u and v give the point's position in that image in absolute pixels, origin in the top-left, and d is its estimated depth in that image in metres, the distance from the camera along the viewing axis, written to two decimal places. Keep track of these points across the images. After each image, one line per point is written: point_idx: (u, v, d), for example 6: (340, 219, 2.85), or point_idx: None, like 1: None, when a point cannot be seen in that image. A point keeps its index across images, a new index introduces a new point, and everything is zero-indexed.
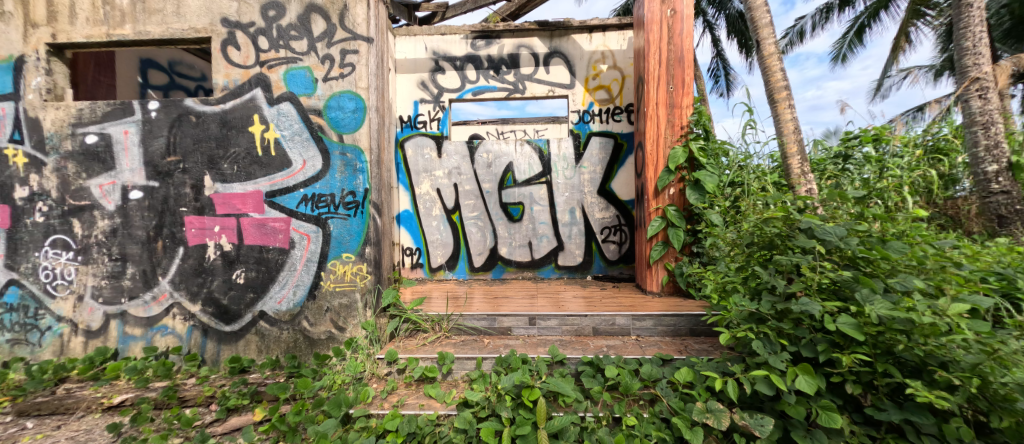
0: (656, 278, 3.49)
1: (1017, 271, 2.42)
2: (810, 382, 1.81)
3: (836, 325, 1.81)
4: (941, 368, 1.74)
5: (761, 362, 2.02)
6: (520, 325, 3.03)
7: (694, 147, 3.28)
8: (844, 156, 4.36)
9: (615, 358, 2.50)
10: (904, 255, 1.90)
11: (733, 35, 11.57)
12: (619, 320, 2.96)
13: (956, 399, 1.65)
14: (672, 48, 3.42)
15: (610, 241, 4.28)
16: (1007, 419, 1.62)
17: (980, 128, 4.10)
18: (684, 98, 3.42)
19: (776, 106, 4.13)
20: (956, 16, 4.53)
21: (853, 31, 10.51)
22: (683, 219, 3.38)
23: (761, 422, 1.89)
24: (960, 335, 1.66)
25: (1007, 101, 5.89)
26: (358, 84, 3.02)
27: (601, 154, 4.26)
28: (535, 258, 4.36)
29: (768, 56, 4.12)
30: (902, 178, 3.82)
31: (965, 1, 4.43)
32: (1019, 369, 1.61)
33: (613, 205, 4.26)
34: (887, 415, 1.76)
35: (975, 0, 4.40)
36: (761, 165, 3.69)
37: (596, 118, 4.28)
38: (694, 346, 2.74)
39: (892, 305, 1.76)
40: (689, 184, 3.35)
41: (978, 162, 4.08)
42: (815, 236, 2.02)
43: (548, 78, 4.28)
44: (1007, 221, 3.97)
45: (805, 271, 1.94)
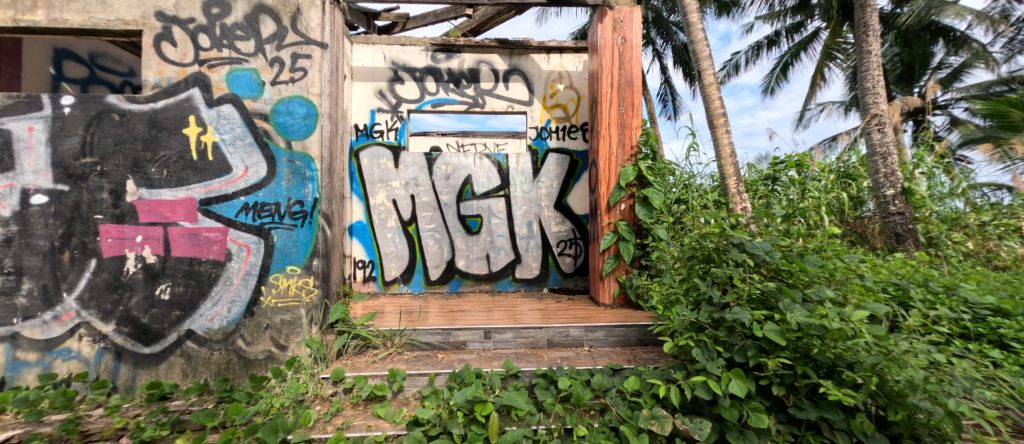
0: (609, 290, 3.61)
1: (909, 281, 2.81)
2: (741, 386, 1.95)
3: (763, 332, 1.97)
4: (848, 368, 1.94)
5: (700, 368, 2.15)
6: (474, 339, 3.00)
7: (643, 166, 3.49)
8: (772, 178, 4.84)
9: (567, 369, 2.55)
10: (818, 268, 2.12)
11: (679, 65, 12.52)
12: (572, 332, 3.03)
13: (860, 396, 1.84)
14: (623, 73, 3.64)
15: (566, 254, 4.39)
16: (900, 412, 1.82)
17: (879, 158, 4.70)
18: (634, 120, 3.63)
19: (715, 131, 4.51)
20: (859, 60, 5.21)
21: (779, 67, 11.76)
22: (633, 233, 3.55)
23: (699, 426, 1.99)
24: (862, 338, 1.86)
25: (901, 135, 6.85)
26: (310, 90, 2.93)
27: (558, 170, 4.39)
28: (492, 270, 4.37)
29: (709, 85, 4.50)
30: (820, 199, 4.38)
31: (865, 48, 5.11)
32: (910, 368, 1.82)
33: (568, 219, 4.39)
34: (806, 413, 1.93)
35: (873, 48, 5.08)
36: (704, 185, 4.00)
37: (553, 135, 4.41)
38: (642, 355, 2.86)
39: (809, 313, 1.95)
40: (638, 200, 3.53)
41: (880, 186, 4.66)
42: (746, 250, 2.22)
43: (507, 94, 4.38)
44: (903, 238, 4.46)
45: (737, 282, 2.13)
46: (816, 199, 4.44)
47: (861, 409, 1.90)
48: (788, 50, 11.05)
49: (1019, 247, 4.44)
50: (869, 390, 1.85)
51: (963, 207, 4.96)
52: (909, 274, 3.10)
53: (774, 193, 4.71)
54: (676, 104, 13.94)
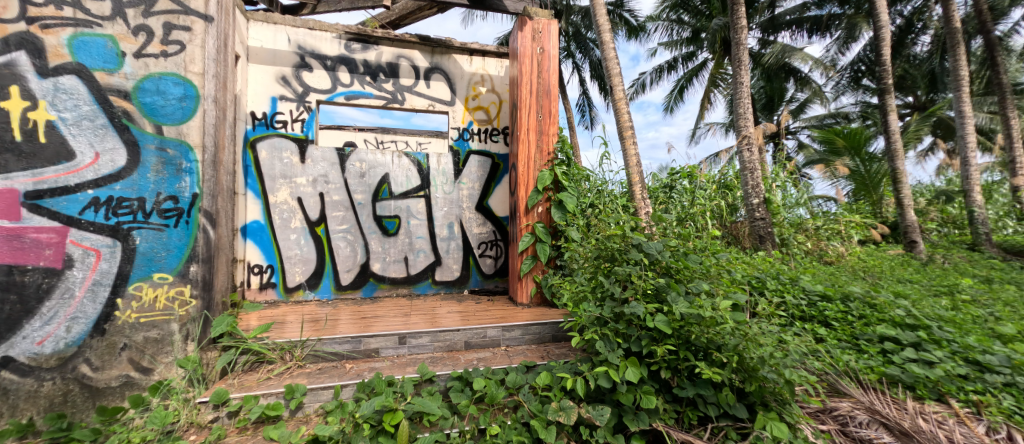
0: (526, 289, 3.71)
1: (755, 282, 3.60)
2: (635, 372, 2.15)
3: (654, 322, 2.20)
4: (717, 349, 2.23)
5: (603, 359, 2.31)
6: (388, 345, 2.87)
7: (558, 171, 3.67)
8: (670, 186, 5.39)
9: (483, 370, 2.56)
10: (698, 265, 2.43)
11: (595, 79, 13.44)
12: (490, 332, 3.05)
13: (726, 372, 2.13)
14: (540, 82, 3.78)
15: (486, 256, 4.41)
16: (752, 383, 2.15)
17: (749, 172, 5.55)
18: (550, 127, 3.79)
19: (624, 142, 4.90)
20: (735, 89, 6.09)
21: (677, 89, 13.26)
22: (549, 235, 3.69)
23: (601, 412, 2.15)
24: (726, 324, 2.16)
25: (764, 154, 8.22)
26: (189, 67, 2.57)
27: (479, 172, 4.39)
28: (410, 273, 4.21)
29: (618, 100, 4.90)
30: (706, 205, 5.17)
31: (739, 78, 5.99)
32: (762, 346, 2.13)
33: (489, 221, 4.42)
34: (686, 391, 2.20)
35: (745, 79, 5.97)
36: (614, 190, 4.38)
37: (475, 137, 4.41)
38: (555, 350, 2.99)
39: (690, 304, 2.22)
40: (554, 203, 3.70)
41: (749, 196, 5.48)
42: (643, 250, 2.47)
43: (428, 93, 4.27)
44: (765, 241, 5.28)
45: (634, 279, 2.35)
46: (703, 206, 5.17)
47: (726, 383, 2.20)
48: (683, 75, 12.50)
49: (839, 247, 5.72)
50: (732, 367, 2.14)
51: (805, 215, 6.11)
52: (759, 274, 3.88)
53: (670, 200, 5.28)
54: (591, 114, 14.93)
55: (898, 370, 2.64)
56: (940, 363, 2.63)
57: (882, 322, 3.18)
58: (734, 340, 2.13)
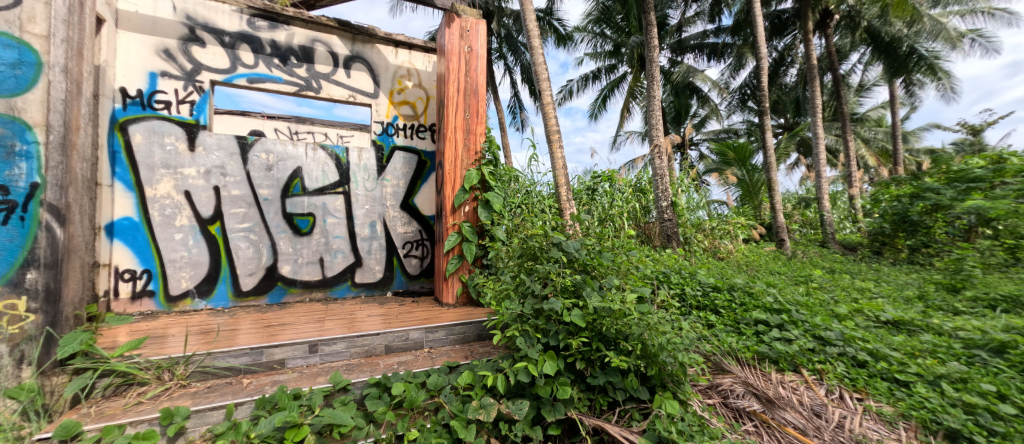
0: (452, 290, 3.62)
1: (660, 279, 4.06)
2: (552, 365, 2.22)
3: (570, 317, 2.30)
4: (624, 339, 2.38)
5: (523, 356, 2.35)
6: (296, 355, 2.61)
7: (486, 171, 3.64)
8: (593, 188, 5.69)
9: (403, 374, 2.44)
10: (611, 262, 2.60)
11: (526, 81, 13.76)
12: (412, 334, 2.92)
13: (632, 359, 2.30)
14: (468, 80, 3.72)
15: (412, 256, 4.18)
16: (652, 367, 2.33)
17: (660, 178, 6.09)
18: (478, 127, 3.75)
19: (552, 145, 5.04)
20: (648, 102, 6.64)
21: (602, 99, 14.12)
22: (475, 234, 3.66)
23: (519, 407, 2.17)
24: (632, 315, 2.33)
25: (673, 161, 9.10)
26: (26, 28, 2.14)
27: (404, 170, 4.17)
28: (326, 276, 3.87)
29: (546, 105, 5.04)
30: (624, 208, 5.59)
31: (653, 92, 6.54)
32: (662, 333, 2.33)
33: (415, 220, 4.19)
34: (597, 380, 2.33)
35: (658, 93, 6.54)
36: (541, 191, 4.53)
37: (400, 132, 4.18)
38: (479, 349, 2.93)
39: (603, 298, 2.36)
40: (481, 203, 3.66)
41: (660, 199, 6.02)
42: (562, 249, 2.58)
43: (348, 83, 3.96)
44: (672, 239, 5.87)
45: (553, 276, 2.45)
46: (622, 208, 5.57)
47: (631, 369, 2.36)
48: (608, 85, 13.14)
49: (728, 245, 6.56)
50: (637, 355, 2.31)
51: (704, 217, 6.87)
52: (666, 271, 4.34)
53: (593, 201, 5.60)
54: (521, 116, 15.26)
55: (767, 348, 3.17)
56: (796, 340, 3.24)
57: (757, 307, 3.72)
58: (639, 330, 2.30)
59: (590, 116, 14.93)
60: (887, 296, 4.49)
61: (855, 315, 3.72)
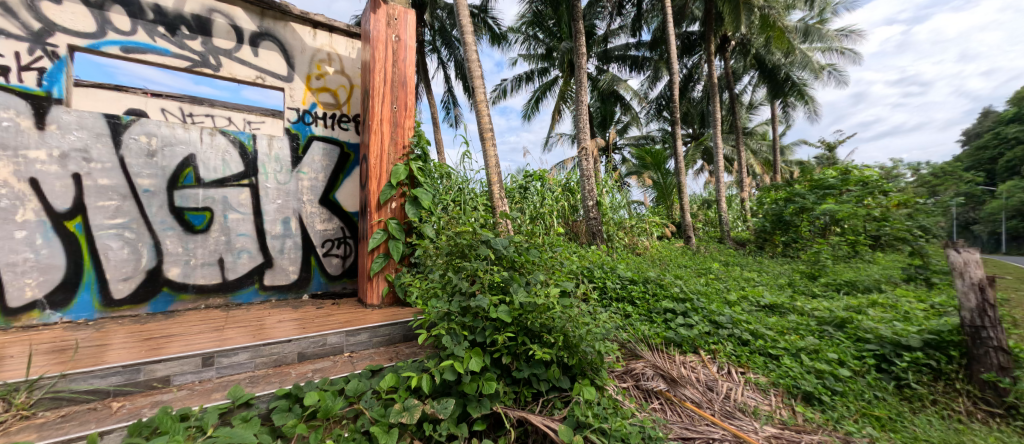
0: (377, 290, 3.39)
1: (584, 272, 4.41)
2: (479, 362, 2.24)
3: (497, 313, 2.35)
4: (549, 332, 2.48)
5: (449, 354, 2.34)
6: (184, 371, 2.30)
7: (414, 166, 3.50)
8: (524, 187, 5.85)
9: (319, 382, 2.27)
10: (537, 258, 2.72)
11: (460, 76, 13.66)
12: (330, 339, 2.69)
13: (555, 350, 2.40)
14: (396, 71, 3.58)
15: (333, 255, 3.89)
16: (573, 357, 2.46)
17: (586, 178, 6.43)
18: (406, 120, 3.61)
19: (485, 143, 5.05)
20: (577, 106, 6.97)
21: (534, 100, 14.55)
22: (403, 232, 3.48)
23: (445, 406, 2.15)
24: (555, 309, 2.43)
25: (599, 162, 9.66)
26: None
27: (324, 162, 3.88)
28: (228, 279, 3.44)
29: (479, 102, 5.04)
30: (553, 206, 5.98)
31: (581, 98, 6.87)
32: (583, 325, 2.46)
33: (336, 216, 3.93)
34: (522, 372, 2.41)
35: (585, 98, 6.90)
36: (474, 189, 4.53)
37: (319, 121, 3.87)
38: (405, 350, 2.82)
39: (529, 294, 2.46)
40: (409, 199, 3.53)
41: (587, 198, 6.35)
42: (490, 246, 2.65)
43: (255, 62, 3.58)
44: (597, 236, 6.23)
45: (480, 273, 2.50)
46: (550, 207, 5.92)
47: (554, 360, 2.47)
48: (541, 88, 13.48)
49: (645, 241, 7.15)
50: (559, 346, 2.42)
51: (625, 216, 7.39)
52: (590, 266, 4.63)
53: (525, 199, 5.84)
54: (455, 112, 15.13)
55: (673, 333, 3.51)
56: (696, 325, 3.64)
57: (666, 297, 4.10)
58: (562, 323, 2.40)
59: (523, 116, 15.30)
60: (767, 284, 5.23)
61: (741, 301, 4.29)
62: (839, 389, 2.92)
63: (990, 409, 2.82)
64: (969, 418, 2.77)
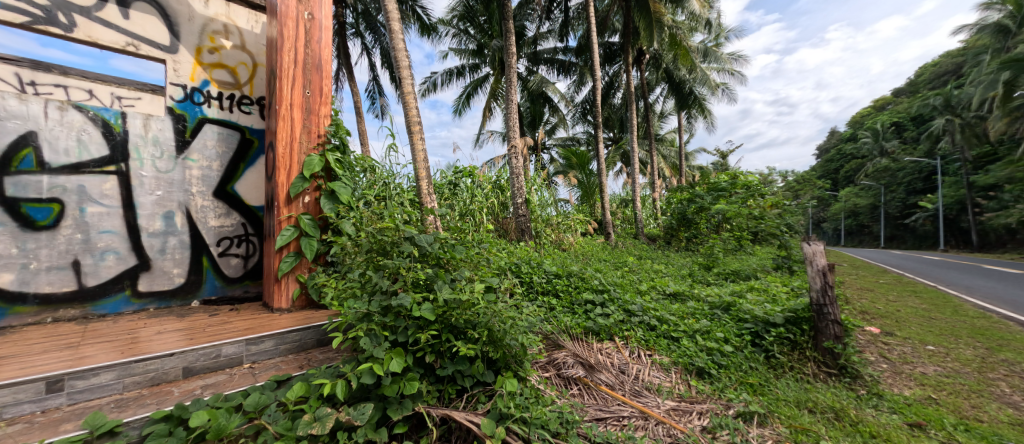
0: (287, 292, 3.06)
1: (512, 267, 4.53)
2: (400, 362, 2.13)
3: (420, 311, 2.28)
4: (473, 327, 2.45)
5: (368, 356, 2.20)
6: (20, 400, 1.85)
7: (332, 158, 3.19)
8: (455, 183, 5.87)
9: (210, 399, 1.98)
10: (463, 255, 2.71)
11: (387, 65, 13.06)
12: (226, 349, 2.37)
13: (480, 346, 2.38)
14: (309, 53, 3.28)
15: (231, 254, 3.44)
16: (498, 351, 2.45)
17: (514, 176, 6.51)
18: (322, 107, 3.32)
19: (412, 136, 4.85)
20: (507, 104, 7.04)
21: (465, 96, 14.46)
22: (318, 229, 3.17)
23: (362, 411, 2.01)
24: (480, 305, 2.42)
25: (528, 160, 9.89)
26: None
27: (220, 149, 3.43)
28: (87, 285, 2.87)
29: (406, 94, 4.83)
30: (482, 203, 6.07)
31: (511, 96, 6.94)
32: (510, 320, 2.46)
33: (236, 210, 3.49)
34: (446, 370, 2.35)
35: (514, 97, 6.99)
36: (401, 184, 4.33)
37: (212, 102, 3.40)
38: (318, 356, 2.61)
39: (453, 290, 2.43)
40: (325, 193, 3.20)
41: (516, 195, 6.44)
42: (414, 243, 2.59)
43: (126, 26, 3.04)
44: (525, 233, 6.34)
45: (402, 271, 2.41)
46: (479, 204, 6.00)
47: (479, 356, 2.46)
48: (472, 83, 13.55)
49: (569, 238, 7.46)
50: (484, 342, 2.39)
51: (553, 213, 7.64)
52: (518, 262, 4.71)
53: (455, 196, 5.81)
54: (381, 103, 14.46)
55: (592, 323, 3.70)
56: (613, 314, 3.88)
57: (587, 289, 4.32)
58: (487, 318, 2.39)
59: (455, 111, 15.16)
60: (674, 275, 5.76)
61: (651, 290, 4.68)
62: (723, 363, 3.35)
63: (826, 368, 3.45)
64: (814, 378, 3.37)
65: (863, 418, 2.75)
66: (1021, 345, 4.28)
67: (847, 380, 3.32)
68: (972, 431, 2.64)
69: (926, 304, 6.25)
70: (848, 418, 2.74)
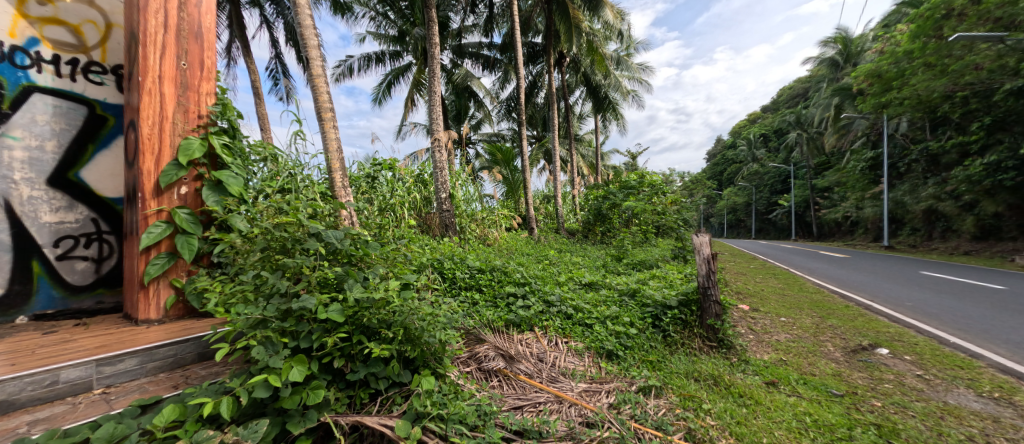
0: (157, 301, 2.60)
1: (434, 262, 4.42)
2: (301, 371, 1.93)
3: (327, 313, 2.08)
4: (388, 327, 2.32)
5: (263, 367, 1.96)
6: None
7: (217, 142, 2.75)
8: (372, 177, 5.54)
9: (40, 437, 1.59)
10: (377, 251, 2.56)
11: (293, 43, 11.93)
12: (68, 374, 1.93)
13: (396, 346, 2.26)
14: (184, 17, 2.80)
15: (76, 257, 2.76)
16: (415, 350, 2.35)
17: (438, 170, 6.35)
18: (203, 83, 2.85)
19: (323, 123, 4.43)
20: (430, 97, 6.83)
21: (384, 84, 13.75)
22: (199, 226, 2.69)
23: (255, 429, 1.78)
24: (395, 303, 2.29)
25: (452, 155, 9.78)
26: None
27: (57, 126, 2.71)
28: None
29: (315, 76, 4.39)
30: (403, 198, 5.86)
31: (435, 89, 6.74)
32: (427, 316, 2.37)
33: (82, 203, 2.78)
34: (357, 374, 2.19)
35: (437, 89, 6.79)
36: (308, 176, 3.93)
37: (44, 67, 2.69)
38: (199, 373, 2.25)
39: (365, 289, 2.27)
40: (209, 183, 2.74)
41: (440, 190, 6.30)
42: (321, 240, 2.37)
43: None
44: (449, 228, 6.25)
45: (306, 270, 2.18)
46: (400, 199, 5.77)
47: (395, 356, 2.33)
48: (393, 71, 13.16)
49: (493, 232, 7.53)
50: (399, 341, 2.27)
51: (477, 208, 7.64)
52: (439, 257, 4.62)
53: (373, 189, 5.49)
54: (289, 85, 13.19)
55: (513, 315, 3.78)
56: (533, 305, 4.00)
57: (509, 282, 4.39)
58: (403, 316, 2.26)
59: (374, 99, 14.40)
60: (590, 266, 6.13)
61: (569, 281, 4.92)
62: (629, 344, 3.64)
63: (708, 342, 3.95)
64: (699, 351, 3.84)
65: (734, 381, 3.21)
66: (843, 312, 5.35)
67: (724, 350, 3.83)
68: (809, 383, 3.23)
69: (782, 283, 7.52)
70: (723, 382, 3.17)
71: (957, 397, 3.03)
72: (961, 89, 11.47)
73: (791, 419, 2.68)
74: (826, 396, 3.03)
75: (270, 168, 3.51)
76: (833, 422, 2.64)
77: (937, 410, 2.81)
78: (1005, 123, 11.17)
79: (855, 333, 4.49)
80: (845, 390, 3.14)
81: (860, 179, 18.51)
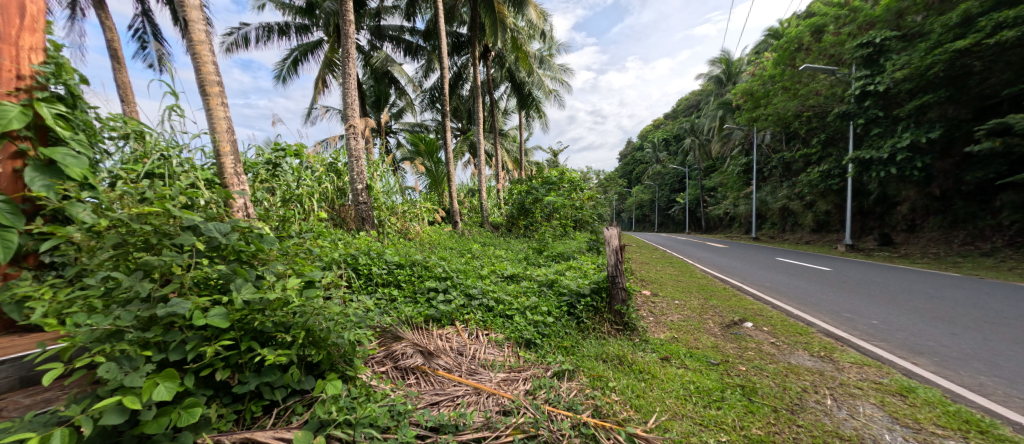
0: None
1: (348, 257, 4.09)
2: (170, 388, 1.63)
3: (206, 319, 1.79)
4: (286, 330, 2.06)
5: (116, 388, 1.62)
6: None
7: (47, 111, 2.17)
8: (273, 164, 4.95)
9: None
10: (274, 247, 2.26)
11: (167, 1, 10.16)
12: None
13: (294, 351, 2.02)
14: None
15: None
16: (318, 353, 2.13)
17: (354, 159, 5.92)
18: (21, 35, 2.27)
19: (208, 99, 3.81)
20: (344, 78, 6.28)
21: (290, 60, 12.39)
22: (20, 218, 2.09)
23: None
24: (294, 304, 2.04)
25: (371, 144, 9.21)
26: None
27: None
28: None
29: (197, 43, 3.75)
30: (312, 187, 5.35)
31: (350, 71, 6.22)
32: (332, 316, 2.16)
33: None
34: (247, 386, 1.92)
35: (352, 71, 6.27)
36: (187, 160, 3.36)
37: None
38: (22, 402, 1.79)
39: (256, 289, 1.99)
40: (34, 164, 2.16)
41: (355, 181, 5.87)
42: (200, 234, 2.02)
43: None
44: (365, 221, 5.87)
45: (177, 270, 1.84)
46: (307, 188, 5.25)
47: (293, 363, 2.08)
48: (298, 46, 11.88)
49: (414, 226, 7.26)
50: (298, 345, 2.03)
51: (397, 200, 7.29)
52: (352, 252, 4.31)
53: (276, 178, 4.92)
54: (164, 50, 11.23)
55: (433, 310, 3.68)
56: (454, 300, 3.93)
57: (430, 277, 4.26)
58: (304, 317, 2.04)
59: (277, 77, 12.91)
60: (512, 259, 6.22)
61: (491, 274, 4.93)
62: (546, 332, 3.76)
63: (615, 325, 4.24)
64: (608, 334, 4.10)
65: (636, 359, 3.48)
66: (722, 294, 6.18)
67: (628, 332, 4.14)
68: (693, 356, 3.65)
69: (677, 271, 8.45)
70: (626, 361, 3.44)
71: (797, 357, 3.68)
72: (806, 109, 13.51)
73: (681, 389, 2.98)
74: (706, 366, 3.45)
75: (133, 149, 2.94)
76: (710, 387, 3.01)
77: (784, 369, 3.37)
78: (836, 140, 13.24)
79: (730, 311, 5.19)
80: (721, 359, 3.61)
81: (737, 181, 21.34)
